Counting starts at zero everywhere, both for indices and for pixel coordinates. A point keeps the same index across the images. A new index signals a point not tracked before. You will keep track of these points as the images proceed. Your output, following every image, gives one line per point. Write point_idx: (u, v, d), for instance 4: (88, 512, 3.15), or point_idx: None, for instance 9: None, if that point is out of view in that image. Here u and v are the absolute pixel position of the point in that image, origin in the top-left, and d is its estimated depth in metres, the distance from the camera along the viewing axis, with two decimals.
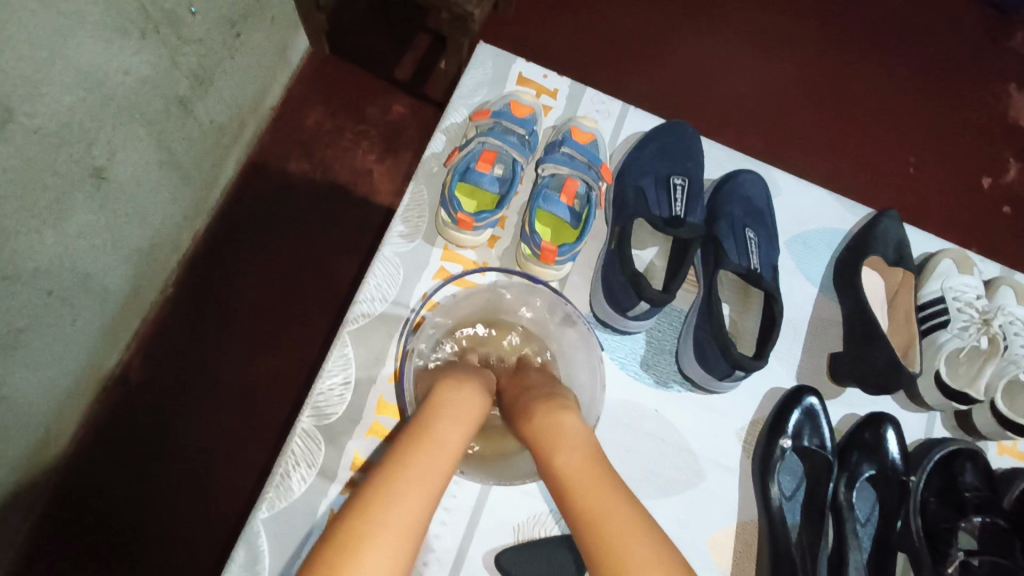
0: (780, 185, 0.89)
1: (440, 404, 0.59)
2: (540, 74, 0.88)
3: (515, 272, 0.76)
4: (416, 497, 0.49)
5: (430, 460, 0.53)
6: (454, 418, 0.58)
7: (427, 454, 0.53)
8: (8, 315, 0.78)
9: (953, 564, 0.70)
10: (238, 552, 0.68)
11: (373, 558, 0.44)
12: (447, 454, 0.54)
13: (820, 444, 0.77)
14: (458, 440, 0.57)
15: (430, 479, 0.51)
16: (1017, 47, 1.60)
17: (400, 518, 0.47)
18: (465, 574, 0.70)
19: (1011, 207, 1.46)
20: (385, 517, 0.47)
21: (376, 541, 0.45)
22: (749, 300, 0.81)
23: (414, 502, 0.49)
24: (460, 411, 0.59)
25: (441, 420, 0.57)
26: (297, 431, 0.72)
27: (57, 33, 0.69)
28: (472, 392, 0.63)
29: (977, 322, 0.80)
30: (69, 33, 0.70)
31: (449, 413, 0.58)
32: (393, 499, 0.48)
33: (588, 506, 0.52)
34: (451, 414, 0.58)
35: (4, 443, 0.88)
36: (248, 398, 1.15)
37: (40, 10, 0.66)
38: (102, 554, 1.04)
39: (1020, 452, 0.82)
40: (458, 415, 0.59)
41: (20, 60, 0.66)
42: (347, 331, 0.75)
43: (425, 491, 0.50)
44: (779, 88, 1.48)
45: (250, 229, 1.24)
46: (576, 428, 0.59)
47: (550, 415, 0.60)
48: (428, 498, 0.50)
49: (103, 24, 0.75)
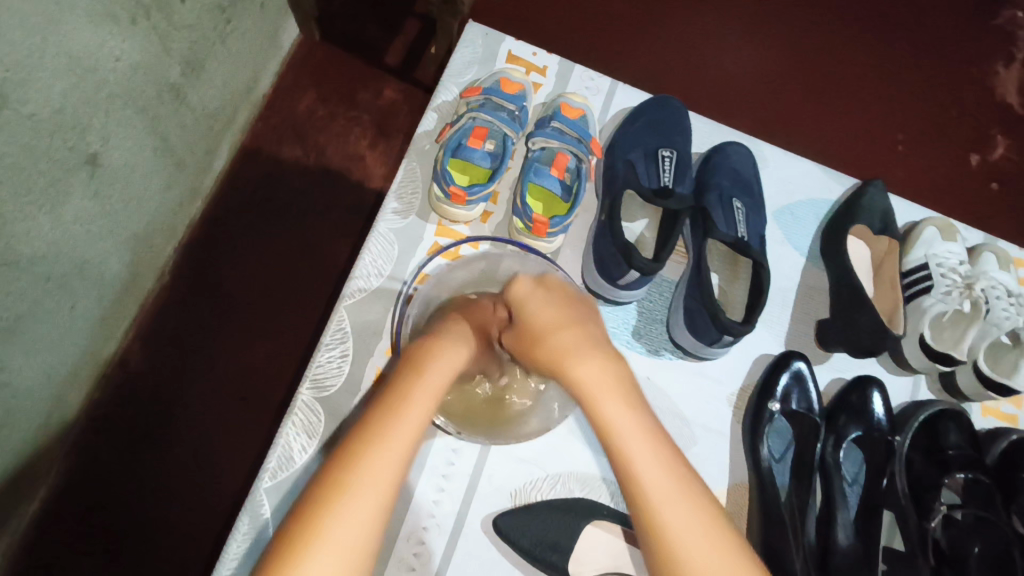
0: (767, 158, 0.90)
1: (425, 357, 0.58)
2: (530, 52, 0.88)
3: (509, 242, 0.77)
4: (386, 458, 0.49)
5: (410, 418, 0.53)
6: (432, 371, 0.57)
7: (408, 411, 0.53)
8: (7, 300, 0.79)
9: (936, 518, 0.73)
10: (242, 522, 0.69)
11: (351, 520, 0.46)
12: (425, 411, 0.54)
13: (807, 407, 0.79)
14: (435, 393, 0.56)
15: (409, 435, 0.52)
16: (1003, 24, 1.61)
17: (374, 482, 0.48)
18: (464, 538, 0.72)
19: (999, 183, 1.48)
20: (363, 480, 0.48)
21: (354, 503, 0.47)
22: (737, 269, 0.82)
23: (384, 463, 0.49)
24: (442, 365, 0.59)
25: (423, 375, 0.57)
26: (298, 403, 0.73)
27: (48, 18, 0.70)
28: (459, 348, 0.61)
29: (959, 287, 0.82)
30: (60, 19, 0.71)
31: (431, 368, 0.58)
32: (373, 462, 0.49)
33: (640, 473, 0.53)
34: (433, 370, 0.58)
35: (8, 428, 0.90)
36: (247, 382, 1.17)
37: None
38: (107, 538, 1.06)
39: (1003, 414, 0.84)
40: (438, 369, 0.58)
41: (13, 45, 0.66)
42: (344, 305, 0.77)
43: (396, 451, 0.50)
44: (768, 68, 1.49)
45: (245, 214, 1.25)
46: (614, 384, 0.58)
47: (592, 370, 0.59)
48: (406, 455, 0.51)
49: (93, 9, 0.76)
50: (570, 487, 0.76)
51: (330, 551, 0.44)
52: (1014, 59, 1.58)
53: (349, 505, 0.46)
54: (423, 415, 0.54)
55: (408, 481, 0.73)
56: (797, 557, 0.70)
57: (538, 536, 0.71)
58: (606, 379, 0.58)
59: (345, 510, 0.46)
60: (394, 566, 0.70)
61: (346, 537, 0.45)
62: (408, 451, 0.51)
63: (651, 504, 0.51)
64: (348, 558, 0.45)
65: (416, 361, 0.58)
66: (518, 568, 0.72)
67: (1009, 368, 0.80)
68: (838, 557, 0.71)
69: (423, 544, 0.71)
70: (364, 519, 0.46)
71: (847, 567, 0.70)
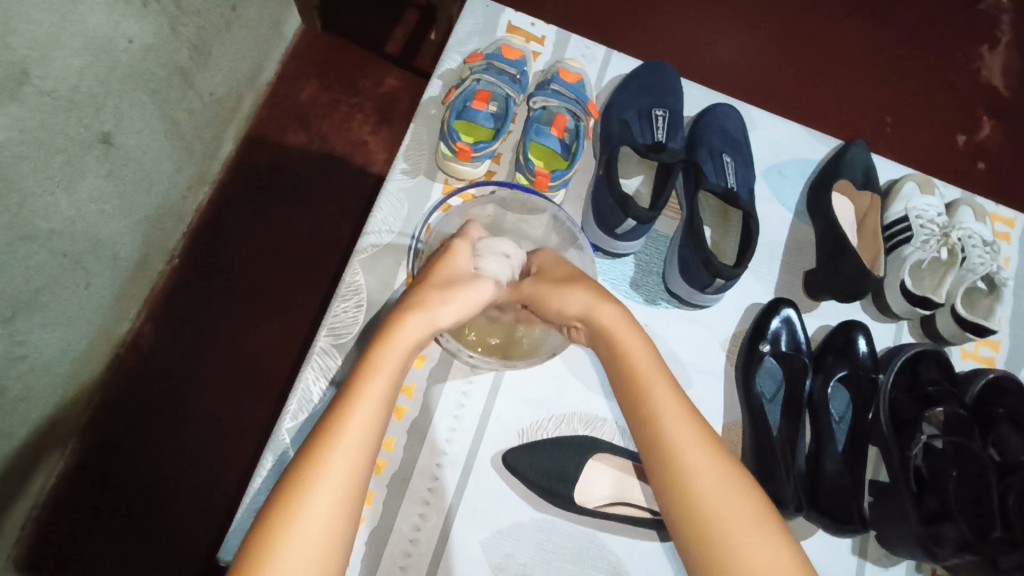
0: (755, 121, 0.95)
1: (389, 334, 0.62)
2: (528, 22, 0.93)
3: (505, 184, 0.80)
4: (353, 443, 0.54)
5: (375, 388, 0.58)
6: (397, 344, 0.62)
7: (375, 384, 0.58)
8: (28, 272, 0.82)
9: (917, 447, 0.78)
10: (266, 458, 0.74)
11: (326, 495, 0.51)
12: (389, 379, 0.59)
13: (796, 349, 0.84)
14: (399, 364, 0.61)
15: (367, 413, 0.56)
16: (986, 9, 1.67)
17: (345, 463, 0.53)
18: (475, 475, 0.77)
19: (985, 161, 1.54)
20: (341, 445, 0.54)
21: (326, 482, 0.52)
22: (729, 221, 0.87)
23: (352, 446, 0.54)
24: (404, 342, 0.62)
25: (391, 347, 0.61)
26: (315, 349, 0.78)
27: None
28: (424, 316, 0.64)
29: (938, 236, 0.86)
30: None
31: (397, 340, 0.62)
32: (342, 449, 0.54)
33: (653, 413, 0.61)
34: (397, 349, 0.61)
35: (26, 400, 0.93)
36: (258, 358, 1.21)
37: None
38: (123, 511, 1.09)
39: (982, 356, 0.89)
40: (402, 341, 0.62)
41: (37, 24, 0.70)
42: (358, 259, 0.82)
43: (360, 433, 0.55)
44: (755, 52, 1.54)
45: (252, 197, 1.29)
46: (615, 318, 0.67)
47: (602, 308, 0.68)
48: (378, 419, 0.57)
49: None
50: (575, 426, 0.81)
51: (319, 503, 0.51)
52: (998, 44, 1.63)
53: (330, 470, 0.52)
54: (389, 383, 0.59)
55: (421, 422, 0.77)
56: (789, 486, 0.75)
57: (544, 468, 0.76)
58: (622, 321, 0.68)
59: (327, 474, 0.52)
60: (409, 499, 0.74)
61: (326, 508, 0.51)
62: (378, 420, 0.57)
63: (665, 440, 0.60)
64: (335, 510, 0.51)
65: (384, 334, 0.63)
66: (527, 502, 0.77)
67: (985, 311, 0.87)
68: (826, 483, 0.77)
69: (437, 480, 0.76)
70: (345, 478, 0.53)
71: (837, 493, 0.76)
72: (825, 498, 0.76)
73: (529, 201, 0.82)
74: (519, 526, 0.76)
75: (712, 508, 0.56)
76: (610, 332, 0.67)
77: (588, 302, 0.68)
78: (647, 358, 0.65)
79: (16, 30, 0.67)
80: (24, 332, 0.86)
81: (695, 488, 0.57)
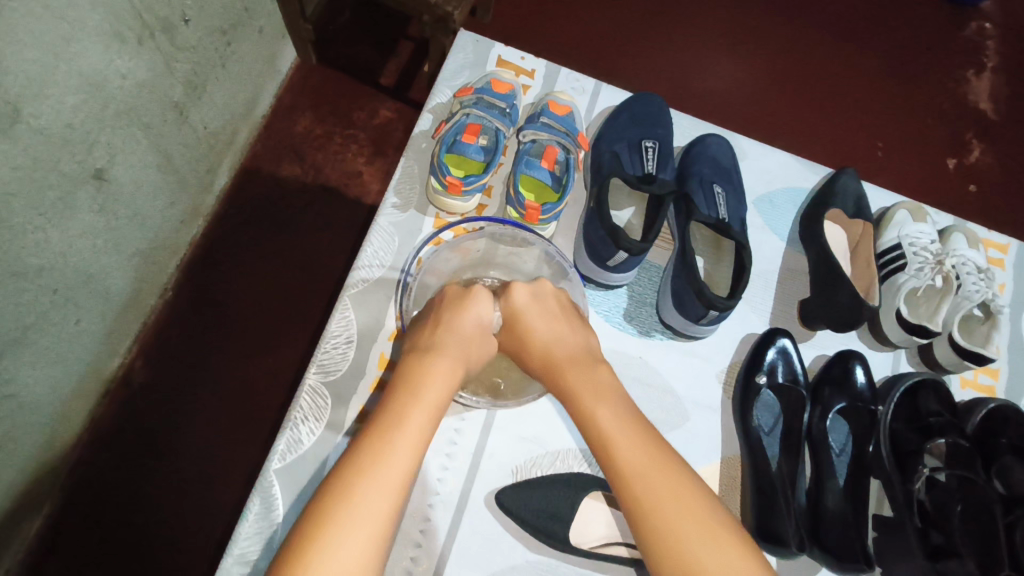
0: (745, 151, 0.95)
1: (416, 383, 0.63)
2: (518, 56, 0.95)
3: (484, 220, 0.80)
4: (375, 495, 0.53)
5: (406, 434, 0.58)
6: (421, 398, 0.62)
7: (400, 444, 0.57)
8: (17, 311, 0.81)
9: (920, 480, 0.75)
10: (253, 502, 0.72)
11: (346, 548, 0.50)
12: (414, 441, 0.58)
13: (794, 380, 0.83)
14: (432, 412, 0.61)
15: (395, 467, 0.55)
16: (971, 35, 1.69)
17: (368, 514, 0.52)
18: (467, 516, 0.74)
19: (976, 184, 1.54)
20: (356, 512, 0.52)
21: (345, 533, 0.51)
22: (721, 251, 0.88)
23: (375, 498, 0.53)
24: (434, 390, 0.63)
25: (412, 403, 0.61)
26: (305, 388, 0.77)
27: (62, 38, 0.73)
28: (449, 370, 0.65)
29: (931, 263, 0.85)
30: (71, 37, 0.74)
31: (426, 393, 0.62)
32: (361, 500, 0.53)
33: (625, 465, 0.60)
34: (426, 400, 0.62)
35: (12, 440, 0.90)
36: (249, 391, 1.18)
37: (46, 15, 0.70)
38: (108, 552, 1.05)
39: (981, 384, 0.88)
40: (431, 391, 0.62)
41: (29, 63, 0.69)
42: (348, 294, 0.81)
43: (386, 485, 0.54)
44: (746, 81, 1.56)
45: (246, 229, 1.28)
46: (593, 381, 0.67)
47: (585, 369, 0.68)
48: (402, 477, 0.56)
49: (103, 29, 0.79)
50: (570, 463, 0.79)
51: (348, 541, 0.50)
52: (984, 68, 1.65)
53: (348, 528, 0.51)
54: (415, 439, 0.58)
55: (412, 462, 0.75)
56: (790, 522, 0.73)
57: (539, 507, 0.74)
58: (594, 383, 0.67)
59: (347, 532, 0.51)
60: (401, 542, 0.72)
61: (342, 556, 0.50)
62: (401, 481, 0.55)
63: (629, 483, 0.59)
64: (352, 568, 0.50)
65: (411, 385, 0.63)
66: (521, 543, 0.74)
67: (982, 338, 0.86)
68: (827, 520, 0.75)
69: (429, 521, 0.73)
70: (368, 531, 0.52)
71: (838, 529, 0.74)
72: (829, 537, 0.74)
73: (519, 235, 0.81)
74: (514, 568, 0.73)
75: (684, 541, 0.55)
76: (583, 389, 0.66)
77: (560, 361, 0.69)
78: (612, 413, 0.64)
79: (8, 70, 0.67)
80: (10, 370, 0.84)
81: (659, 519, 0.56)
